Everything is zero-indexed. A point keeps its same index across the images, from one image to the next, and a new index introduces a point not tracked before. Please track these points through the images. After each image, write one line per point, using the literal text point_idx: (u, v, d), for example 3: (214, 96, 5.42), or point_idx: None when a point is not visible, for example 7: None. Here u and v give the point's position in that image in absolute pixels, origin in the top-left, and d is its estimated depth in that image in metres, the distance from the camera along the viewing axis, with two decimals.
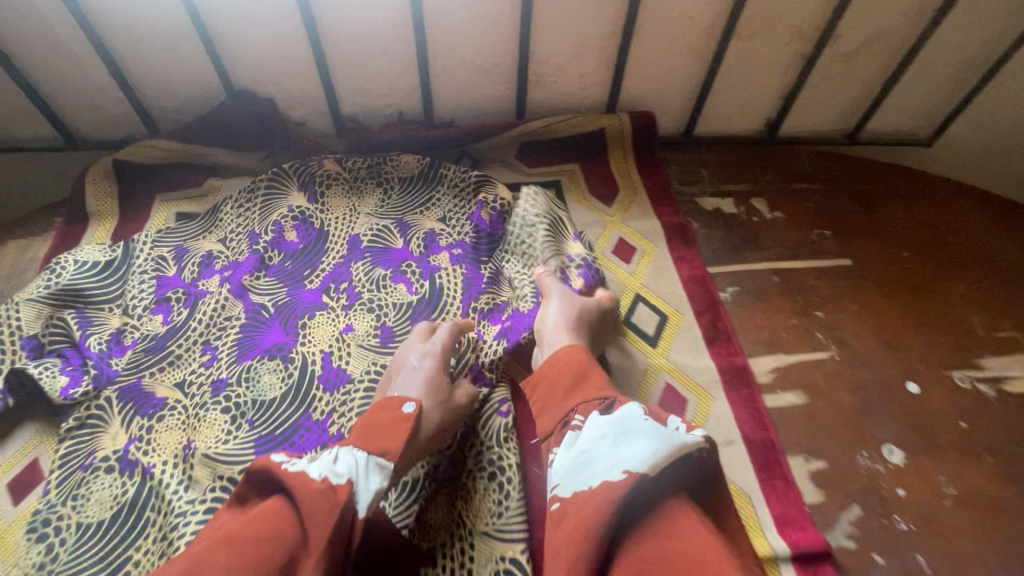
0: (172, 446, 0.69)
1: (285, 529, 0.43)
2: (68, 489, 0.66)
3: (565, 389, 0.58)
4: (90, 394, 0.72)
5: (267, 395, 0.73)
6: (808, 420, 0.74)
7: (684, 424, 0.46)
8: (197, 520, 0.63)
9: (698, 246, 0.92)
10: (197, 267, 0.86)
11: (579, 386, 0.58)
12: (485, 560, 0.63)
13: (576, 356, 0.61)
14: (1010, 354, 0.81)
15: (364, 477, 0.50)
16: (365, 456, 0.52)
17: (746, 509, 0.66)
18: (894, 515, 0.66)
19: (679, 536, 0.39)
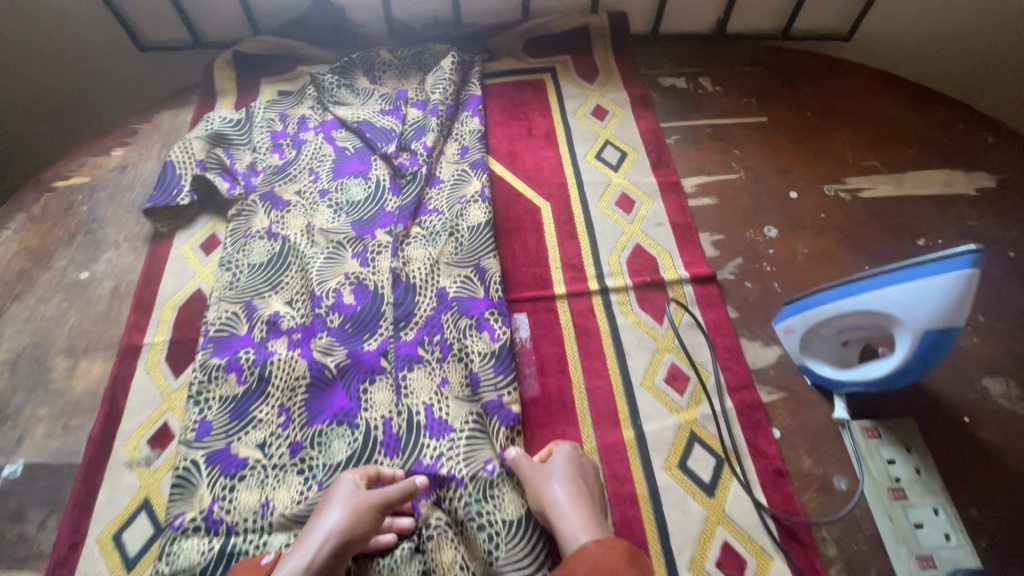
0: (298, 225, 1.08)
1: None
2: (238, 245, 1.05)
3: None
4: (242, 195, 1.11)
5: (355, 197, 1.11)
6: (716, 214, 1.08)
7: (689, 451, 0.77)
8: (322, 259, 1.03)
9: (653, 110, 1.25)
10: (297, 125, 1.23)
11: None
12: (449, 277, 1.00)
13: (607, 556, 0.63)
14: (868, 175, 1.12)
15: None
16: None
17: (666, 258, 1.02)
18: (763, 262, 1.01)
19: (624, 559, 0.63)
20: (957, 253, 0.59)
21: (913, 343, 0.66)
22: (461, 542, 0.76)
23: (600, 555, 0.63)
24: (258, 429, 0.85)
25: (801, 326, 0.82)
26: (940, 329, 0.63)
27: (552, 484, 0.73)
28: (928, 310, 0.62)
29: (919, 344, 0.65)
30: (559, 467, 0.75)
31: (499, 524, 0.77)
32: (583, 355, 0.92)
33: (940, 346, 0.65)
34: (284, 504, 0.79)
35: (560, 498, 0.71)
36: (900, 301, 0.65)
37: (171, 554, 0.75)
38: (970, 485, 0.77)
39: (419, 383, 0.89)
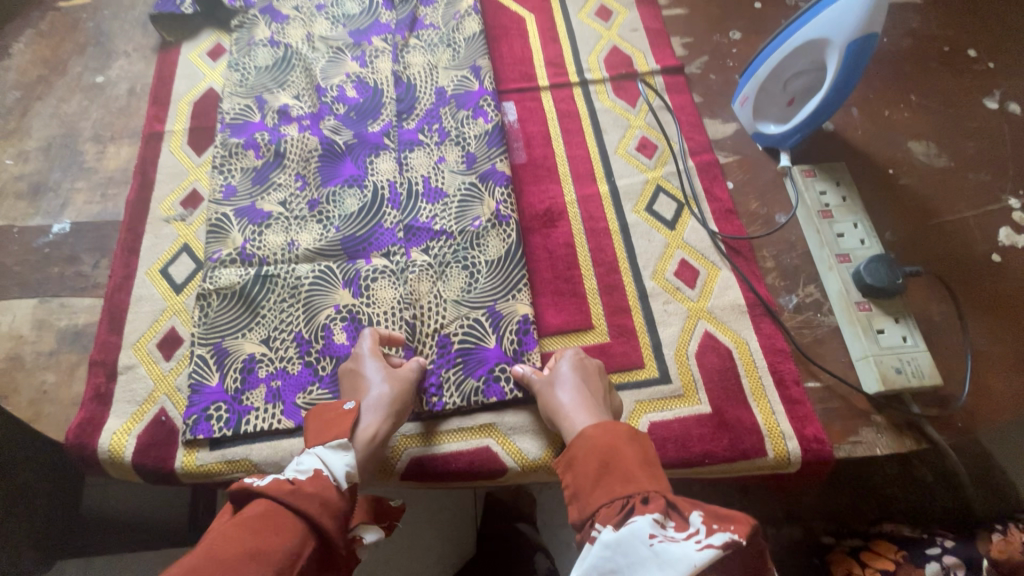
0: (299, 35, 1.15)
1: (281, 521, 0.53)
2: (243, 51, 1.13)
3: (596, 473, 0.60)
4: (243, 8, 1.16)
5: (350, 11, 1.18)
6: (686, 22, 1.17)
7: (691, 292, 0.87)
8: (324, 61, 1.11)
9: None
10: None
11: (608, 476, 0.59)
12: (447, 77, 1.08)
13: (608, 437, 0.62)
14: None
15: (330, 457, 0.62)
16: (321, 448, 0.63)
17: (640, 57, 1.11)
18: (727, 59, 1.12)
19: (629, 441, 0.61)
20: None
21: (840, 59, 0.78)
22: (439, 277, 0.87)
23: (617, 439, 0.62)
24: (279, 191, 0.97)
25: (752, 93, 0.94)
26: (861, 39, 0.75)
27: (558, 392, 0.72)
28: (851, 22, 0.75)
29: (844, 59, 0.78)
30: (565, 373, 0.74)
31: (481, 262, 0.87)
32: (567, 135, 1.03)
33: (863, 57, 0.77)
34: (308, 241, 0.92)
35: (566, 403, 0.70)
36: (826, 24, 0.77)
37: (213, 277, 0.88)
38: (887, 215, 0.94)
39: (419, 161, 0.99)
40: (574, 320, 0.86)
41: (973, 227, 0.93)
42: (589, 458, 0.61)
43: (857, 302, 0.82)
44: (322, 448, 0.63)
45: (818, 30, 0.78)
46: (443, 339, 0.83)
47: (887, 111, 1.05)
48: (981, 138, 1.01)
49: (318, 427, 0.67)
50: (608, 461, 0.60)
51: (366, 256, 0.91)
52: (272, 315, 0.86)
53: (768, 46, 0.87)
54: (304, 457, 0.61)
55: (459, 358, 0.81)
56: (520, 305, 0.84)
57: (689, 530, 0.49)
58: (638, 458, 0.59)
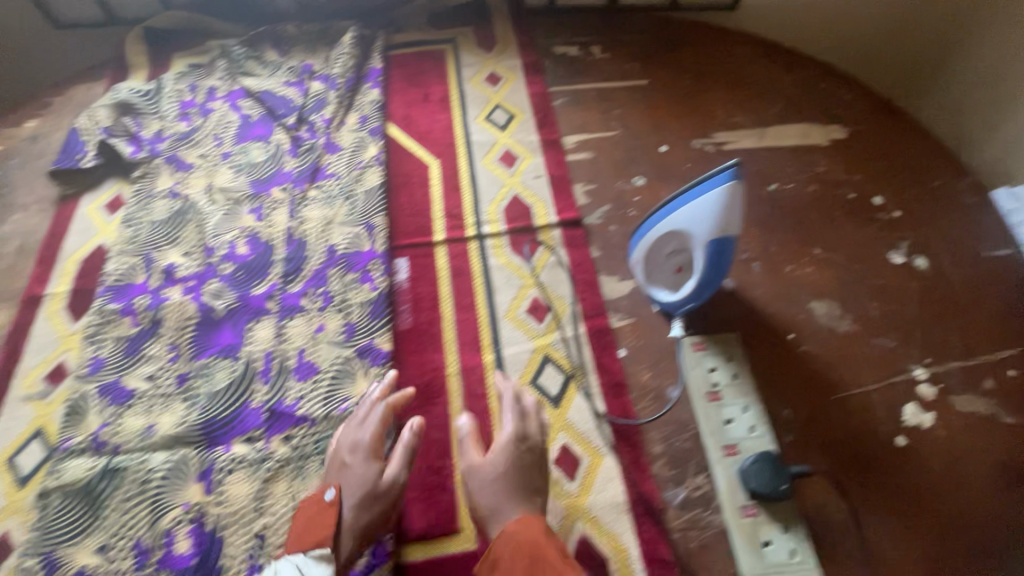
0: (200, 186, 1.14)
1: None
2: (141, 204, 1.12)
3: (517, 558, 0.62)
4: (147, 158, 1.17)
5: (255, 159, 1.18)
6: (591, 166, 1.16)
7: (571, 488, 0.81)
8: (219, 215, 1.09)
9: (544, 75, 1.32)
10: (206, 95, 1.29)
11: (534, 559, 0.62)
12: (340, 234, 1.05)
13: (532, 530, 0.65)
14: (733, 130, 1.21)
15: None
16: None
17: (540, 207, 1.10)
18: (629, 208, 1.10)
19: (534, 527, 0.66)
20: (722, 169, 0.70)
21: (707, 250, 0.76)
22: (298, 474, 0.82)
23: (523, 535, 0.65)
24: (149, 364, 0.93)
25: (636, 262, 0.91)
26: (721, 236, 0.73)
27: None
28: (706, 226, 0.73)
29: (710, 250, 0.75)
30: None
31: None
32: (457, 296, 0.99)
33: (725, 252, 0.76)
34: (167, 425, 0.86)
35: None
36: (687, 219, 0.75)
37: (59, 470, 0.83)
38: (786, 389, 0.88)
39: (297, 330, 0.95)
40: (443, 521, 0.80)
41: (877, 403, 0.87)
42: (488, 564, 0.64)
43: (743, 507, 0.77)
44: (303, 556, 0.67)
45: (683, 222, 0.76)
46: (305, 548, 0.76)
47: (790, 266, 1.02)
48: (885, 298, 0.98)
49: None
50: (535, 546, 0.64)
51: (226, 441, 0.85)
52: (114, 517, 0.80)
53: (645, 224, 0.84)
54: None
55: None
56: None
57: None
58: (529, 554, 0.62)
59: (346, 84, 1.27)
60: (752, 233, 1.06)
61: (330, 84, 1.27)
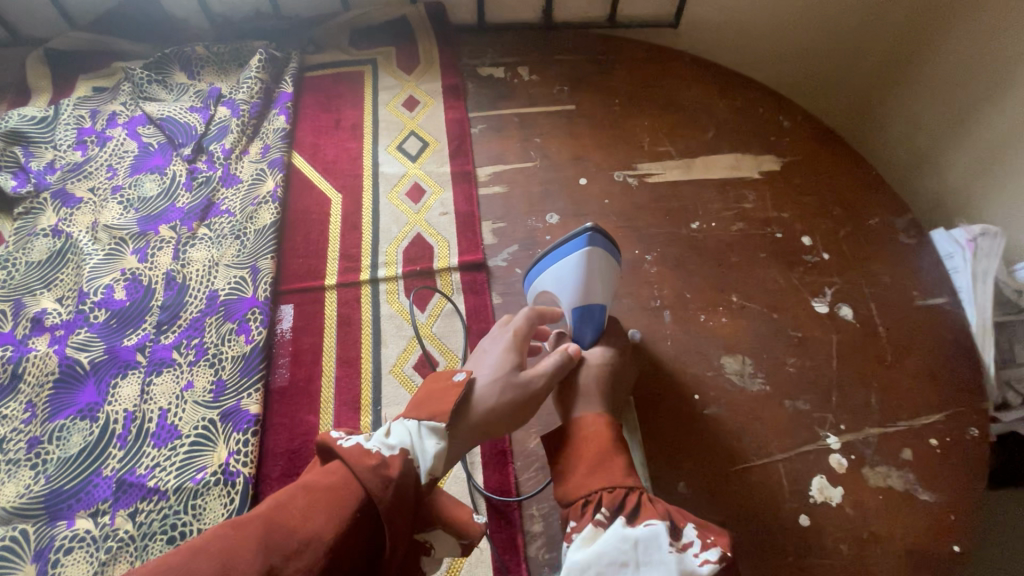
0: (84, 223, 1.07)
1: (347, 491, 0.50)
2: (20, 243, 1.05)
3: (594, 460, 0.67)
4: (32, 192, 1.10)
5: (147, 193, 1.11)
6: (503, 201, 1.08)
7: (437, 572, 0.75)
8: (99, 256, 1.02)
9: (465, 99, 1.24)
10: (105, 121, 1.22)
11: (602, 463, 0.66)
12: (224, 278, 0.98)
13: (596, 428, 0.70)
14: (660, 160, 1.13)
15: (423, 440, 0.57)
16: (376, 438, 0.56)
17: (443, 247, 1.02)
18: (538, 248, 1.02)
19: (599, 427, 0.70)
20: (583, 231, 0.79)
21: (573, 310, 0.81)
22: (139, 556, 0.74)
23: (595, 427, 0.71)
24: (1, 425, 0.86)
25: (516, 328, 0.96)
26: (585, 295, 0.80)
27: None
28: (572, 284, 0.80)
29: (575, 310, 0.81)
30: None
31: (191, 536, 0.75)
32: (341, 349, 0.92)
33: (591, 316, 0.81)
34: (9, 497, 0.80)
35: None
36: (556, 277, 0.82)
37: None
38: (681, 460, 0.81)
39: (163, 388, 0.88)
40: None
41: (781, 477, 0.80)
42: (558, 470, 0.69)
43: None
44: (416, 424, 0.59)
45: (554, 279, 0.82)
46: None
47: (705, 316, 0.94)
48: (803, 353, 0.90)
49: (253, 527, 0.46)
50: (614, 452, 0.68)
51: (69, 515, 0.78)
52: None
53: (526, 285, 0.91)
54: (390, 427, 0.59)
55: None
56: None
57: (684, 541, 0.59)
58: (588, 454, 0.68)
59: (251, 110, 1.19)
60: (667, 278, 0.98)
61: (235, 109, 1.20)
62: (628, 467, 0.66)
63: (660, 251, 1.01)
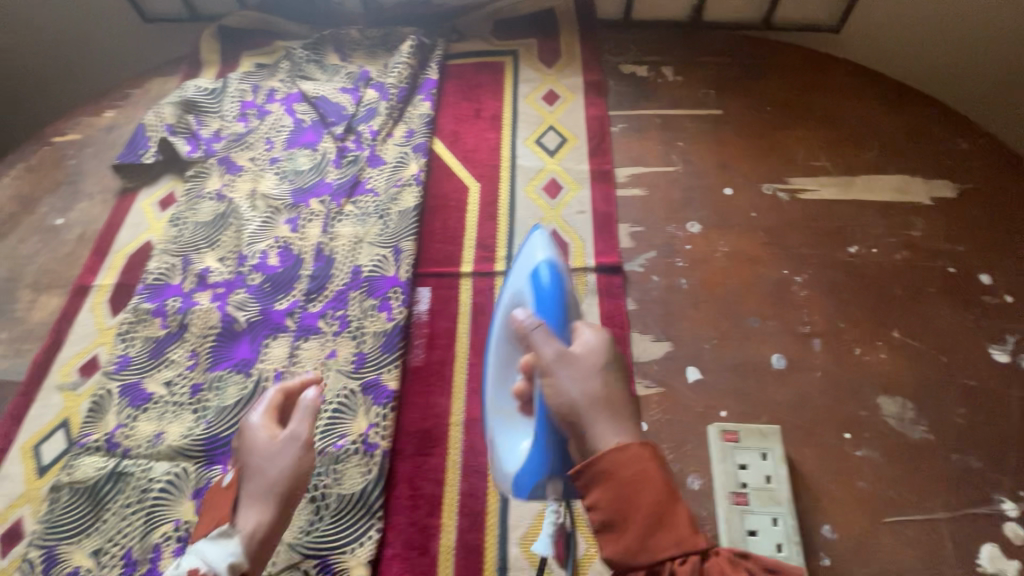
0: (244, 190, 1.15)
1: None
2: (190, 204, 1.15)
3: (646, 516, 0.53)
4: (202, 158, 1.20)
5: (300, 167, 1.17)
6: (642, 205, 1.05)
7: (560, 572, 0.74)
8: (257, 222, 1.10)
9: (606, 97, 1.22)
10: (265, 96, 1.30)
11: (653, 521, 0.53)
12: (367, 255, 1.03)
13: (633, 468, 0.54)
14: (815, 176, 1.06)
15: (209, 550, 0.61)
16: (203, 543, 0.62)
17: (579, 246, 1.01)
18: (677, 257, 0.99)
19: (638, 473, 0.54)
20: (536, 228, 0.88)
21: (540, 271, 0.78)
22: None
23: (644, 470, 0.54)
24: (169, 369, 0.94)
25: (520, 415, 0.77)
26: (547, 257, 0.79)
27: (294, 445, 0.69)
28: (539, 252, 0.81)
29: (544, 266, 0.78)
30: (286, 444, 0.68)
31: (331, 499, 0.79)
32: (475, 337, 0.94)
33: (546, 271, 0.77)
34: (173, 436, 0.88)
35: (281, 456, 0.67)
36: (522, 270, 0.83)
37: (73, 466, 0.86)
38: (828, 501, 0.75)
39: (310, 353, 0.93)
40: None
41: (944, 538, 0.72)
42: (598, 523, 0.54)
43: None
44: (202, 541, 0.63)
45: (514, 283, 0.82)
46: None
47: (860, 349, 0.87)
48: (976, 404, 0.81)
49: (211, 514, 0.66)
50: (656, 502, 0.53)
51: (225, 460, 0.85)
52: (112, 522, 0.81)
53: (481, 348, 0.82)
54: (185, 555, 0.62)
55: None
56: (353, 565, 0.74)
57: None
58: (638, 510, 0.53)
59: (398, 94, 1.23)
60: (818, 302, 0.92)
61: (383, 92, 1.24)
62: (692, 519, 0.53)
63: (810, 273, 0.95)
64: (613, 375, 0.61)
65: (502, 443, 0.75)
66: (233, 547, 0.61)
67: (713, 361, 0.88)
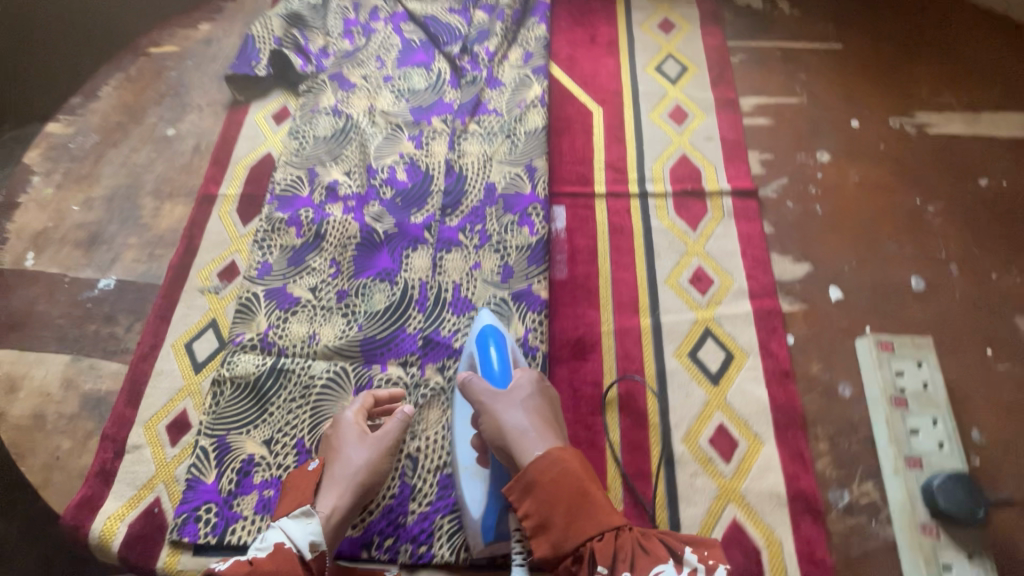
0: (361, 107, 1.14)
1: None
2: (306, 118, 1.12)
3: (559, 498, 0.61)
4: (314, 74, 1.17)
5: (416, 86, 1.15)
6: (769, 135, 1.06)
7: (725, 463, 0.78)
8: (380, 138, 1.09)
9: (723, 27, 1.21)
10: (369, 15, 1.26)
11: (579, 505, 0.61)
12: (499, 173, 1.03)
13: (563, 464, 0.63)
14: (940, 111, 1.07)
15: (297, 527, 0.65)
16: (286, 518, 0.66)
17: (710, 171, 1.02)
18: (809, 185, 1.00)
19: (545, 464, 0.63)
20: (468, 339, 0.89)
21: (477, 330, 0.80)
22: (451, 405, 0.83)
23: (566, 468, 0.63)
24: (311, 276, 0.95)
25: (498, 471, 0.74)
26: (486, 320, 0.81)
27: (357, 452, 0.73)
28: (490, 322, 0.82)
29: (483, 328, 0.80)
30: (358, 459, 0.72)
31: None
32: (616, 254, 0.95)
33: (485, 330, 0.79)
34: (328, 337, 0.89)
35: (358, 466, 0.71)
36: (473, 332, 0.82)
37: (231, 362, 0.87)
38: (977, 409, 0.80)
39: (454, 264, 0.94)
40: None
41: None
42: (532, 526, 0.62)
43: (922, 525, 0.71)
44: (286, 519, 0.66)
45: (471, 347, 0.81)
46: (444, 479, 0.77)
47: (996, 274, 0.90)
48: None
49: (293, 490, 0.70)
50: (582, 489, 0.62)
51: (383, 361, 0.87)
52: (279, 415, 0.83)
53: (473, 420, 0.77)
54: (270, 528, 0.65)
55: (457, 505, 0.75)
56: None
57: (686, 569, 0.59)
58: (561, 501, 0.61)
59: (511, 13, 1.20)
60: (952, 230, 0.94)
61: (496, 14, 1.21)
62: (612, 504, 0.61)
63: (942, 202, 0.97)
64: (535, 404, 0.70)
65: (467, 498, 0.72)
66: (314, 526, 0.66)
67: (854, 281, 0.91)
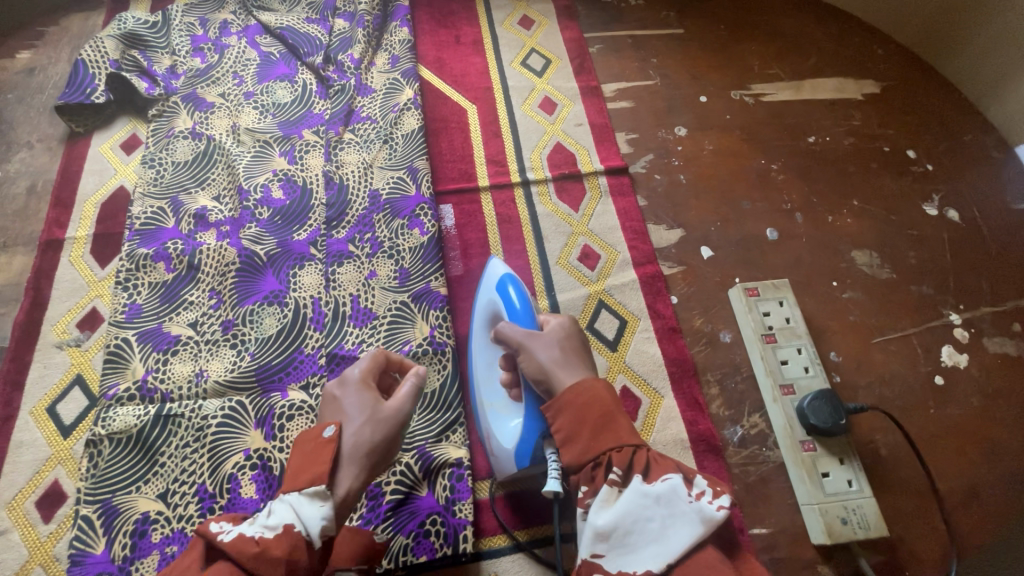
0: (223, 126, 1.06)
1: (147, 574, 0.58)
2: (160, 144, 1.04)
3: (581, 417, 0.59)
4: (164, 96, 1.08)
5: (282, 99, 1.10)
6: (632, 115, 1.14)
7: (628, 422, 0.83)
8: (248, 157, 1.03)
9: (579, 21, 1.28)
10: (219, 30, 1.17)
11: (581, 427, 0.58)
12: (381, 179, 1.02)
13: (587, 393, 0.60)
14: (771, 82, 1.21)
15: (303, 508, 0.51)
16: (295, 494, 0.52)
17: (583, 155, 1.08)
18: (671, 158, 1.09)
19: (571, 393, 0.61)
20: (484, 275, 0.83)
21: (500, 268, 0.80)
22: None
23: (594, 392, 0.60)
24: (190, 310, 0.88)
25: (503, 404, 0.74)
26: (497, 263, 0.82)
27: (372, 421, 0.58)
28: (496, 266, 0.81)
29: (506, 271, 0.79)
30: (377, 429, 0.58)
31: None
32: (508, 245, 0.98)
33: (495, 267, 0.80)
34: (217, 372, 0.83)
35: (373, 441, 0.57)
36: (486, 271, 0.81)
37: (106, 419, 0.79)
38: (831, 334, 0.92)
39: (348, 277, 0.92)
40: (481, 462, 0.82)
41: (916, 347, 0.91)
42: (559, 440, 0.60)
43: (802, 442, 0.79)
44: (297, 494, 0.52)
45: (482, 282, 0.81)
46: (373, 489, 0.75)
47: (831, 217, 1.03)
48: (921, 248, 1.01)
49: (306, 459, 0.55)
50: (584, 411, 0.59)
51: (282, 388, 0.83)
52: (172, 464, 0.77)
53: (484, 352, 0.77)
54: (275, 503, 0.53)
55: (390, 513, 0.74)
56: (452, 448, 0.80)
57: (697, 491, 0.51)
58: (587, 418, 0.58)
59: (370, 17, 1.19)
60: (794, 184, 1.07)
61: (356, 21, 1.19)
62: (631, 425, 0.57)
63: (783, 161, 1.10)
64: (569, 338, 0.67)
65: (495, 432, 0.72)
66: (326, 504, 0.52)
67: (720, 238, 1.00)
